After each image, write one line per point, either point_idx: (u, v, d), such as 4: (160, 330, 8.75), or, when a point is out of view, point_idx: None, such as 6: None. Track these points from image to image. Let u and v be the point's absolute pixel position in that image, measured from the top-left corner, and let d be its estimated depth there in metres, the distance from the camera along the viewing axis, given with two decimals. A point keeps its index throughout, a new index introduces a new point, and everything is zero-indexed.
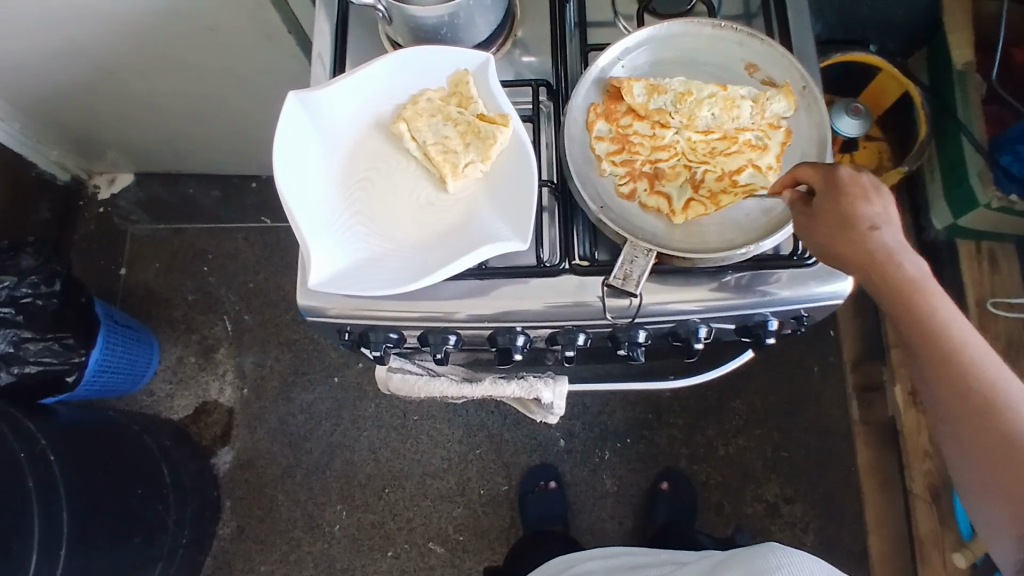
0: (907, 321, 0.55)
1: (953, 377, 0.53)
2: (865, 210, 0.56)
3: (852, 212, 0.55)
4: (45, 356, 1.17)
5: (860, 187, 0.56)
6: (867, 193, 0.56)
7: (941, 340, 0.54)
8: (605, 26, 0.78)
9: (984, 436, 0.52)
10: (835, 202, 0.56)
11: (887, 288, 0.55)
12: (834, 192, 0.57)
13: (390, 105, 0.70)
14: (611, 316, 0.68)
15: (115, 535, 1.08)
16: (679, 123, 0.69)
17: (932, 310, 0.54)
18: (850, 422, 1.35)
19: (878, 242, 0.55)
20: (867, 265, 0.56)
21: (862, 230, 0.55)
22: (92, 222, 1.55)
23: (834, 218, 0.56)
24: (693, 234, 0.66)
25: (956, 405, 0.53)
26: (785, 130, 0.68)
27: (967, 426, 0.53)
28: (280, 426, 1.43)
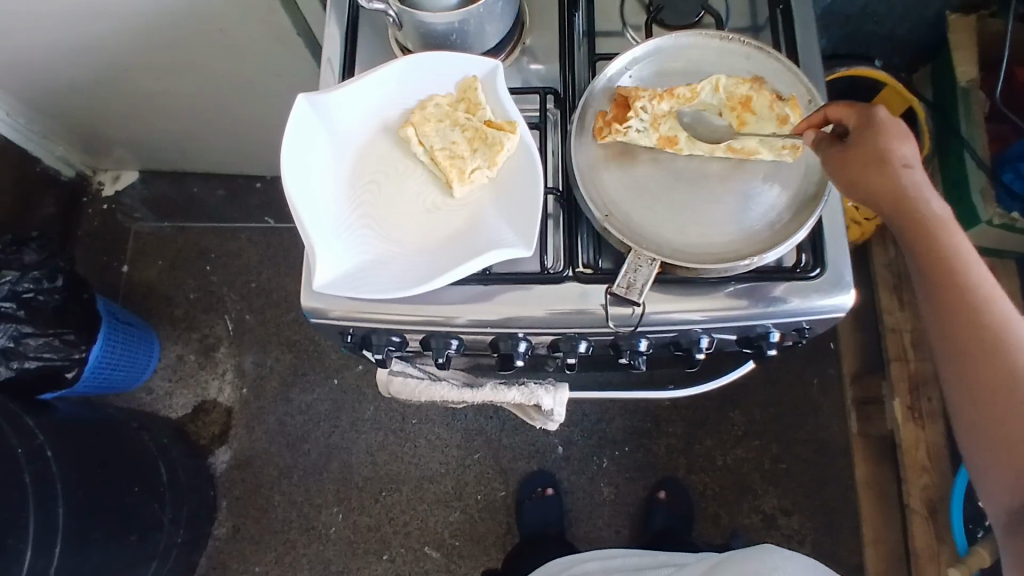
0: (927, 260, 0.57)
1: (965, 316, 0.55)
2: (897, 149, 0.58)
3: (886, 150, 0.58)
4: (45, 352, 1.17)
5: (894, 127, 0.59)
6: (901, 135, 0.59)
7: (960, 280, 0.55)
8: (613, 36, 0.78)
9: (988, 374, 0.54)
10: (870, 139, 0.59)
11: (911, 225, 0.58)
12: (871, 130, 0.59)
13: (398, 109, 0.70)
14: (614, 325, 0.68)
15: (110, 533, 1.08)
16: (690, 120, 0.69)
17: (953, 250, 0.56)
18: (849, 435, 1.35)
19: (907, 179, 0.58)
20: (894, 202, 0.58)
21: (894, 167, 0.58)
22: (95, 218, 1.55)
23: (866, 154, 0.59)
24: (698, 244, 0.66)
25: (962, 343, 0.55)
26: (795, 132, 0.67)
27: (972, 364, 0.54)
28: (278, 427, 1.43)
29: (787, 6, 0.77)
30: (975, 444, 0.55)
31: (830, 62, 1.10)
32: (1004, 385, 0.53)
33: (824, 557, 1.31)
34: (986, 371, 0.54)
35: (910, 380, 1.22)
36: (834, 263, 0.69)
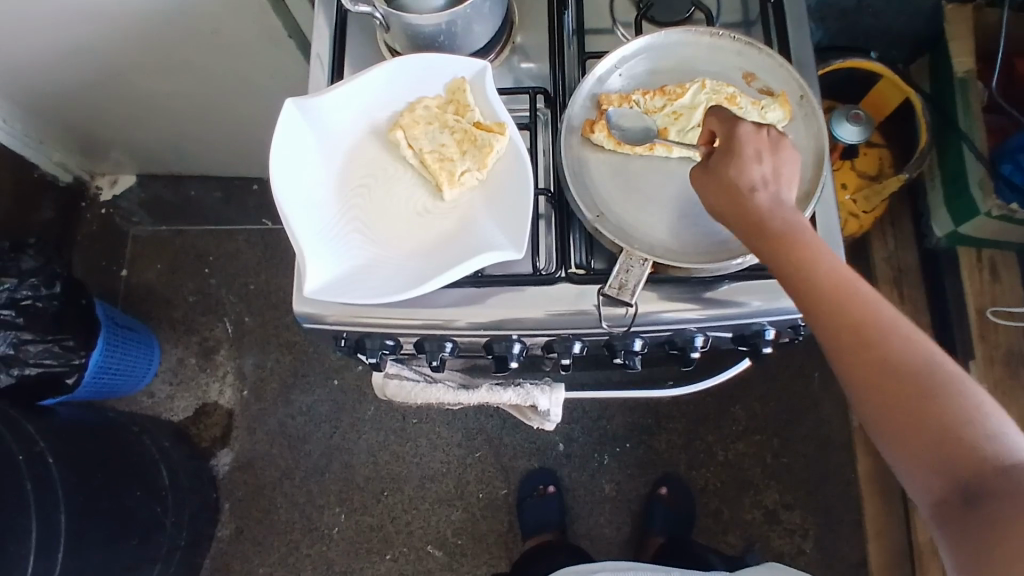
0: (782, 261, 0.53)
1: (834, 309, 0.50)
2: (747, 170, 0.57)
3: (735, 169, 0.57)
4: (46, 358, 1.17)
5: (748, 148, 0.58)
6: (755, 155, 0.58)
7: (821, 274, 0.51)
8: (603, 34, 0.78)
9: (864, 358, 0.48)
10: (723, 159, 0.58)
11: (765, 235, 0.54)
12: (725, 147, 0.59)
13: (388, 112, 0.70)
14: (608, 325, 0.68)
15: (114, 536, 1.09)
16: (678, 118, 0.68)
17: (809, 248, 0.52)
18: (850, 429, 1.35)
19: (755, 196, 0.56)
20: (744, 221, 0.56)
21: (742, 185, 0.56)
22: (94, 223, 1.55)
23: (718, 174, 0.58)
24: (689, 245, 0.66)
25: (840, 339, 0.49)
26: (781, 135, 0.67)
27: (854, 356, 0.48)
28: (279, 428, 1.43)
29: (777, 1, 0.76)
30: (890, 446, 0.47)
31: (825, 53, 1.09)
32: (897, 374, 0.47)
33: (826, 551, 1.30)
34: (871, 361, 0.47)
35: None
36: None
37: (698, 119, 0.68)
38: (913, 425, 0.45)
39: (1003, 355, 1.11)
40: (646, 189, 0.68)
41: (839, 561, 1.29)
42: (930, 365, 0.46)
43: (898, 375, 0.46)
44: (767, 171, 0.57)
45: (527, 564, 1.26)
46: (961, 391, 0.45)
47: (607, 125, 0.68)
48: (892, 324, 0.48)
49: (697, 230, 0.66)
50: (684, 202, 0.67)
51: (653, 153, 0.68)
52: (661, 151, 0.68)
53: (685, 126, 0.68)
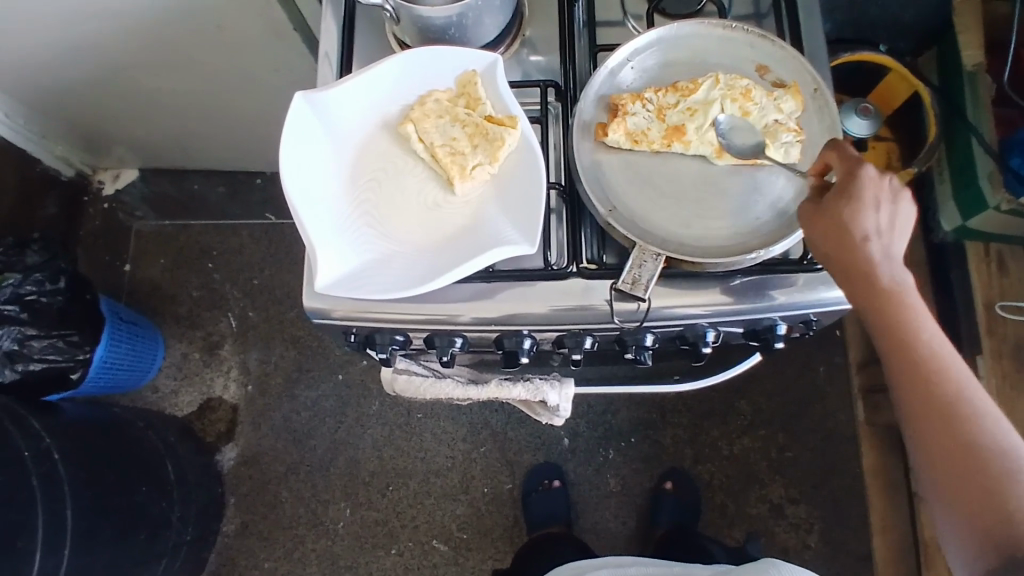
0: (877, 318, 0.57)
1: (919, 378, 0.55)
2: (863, 215, 0.57)
3: (851, 213, 0.57)
4: (50, 354, 1.17)
5: (870, 194, 0.57)
6: (872, 200, 0.57)
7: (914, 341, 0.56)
8: (614, 26, 0.77)
9: (937, 425, 0.54)
10: (839, 200, 0.58)
11: (863, 287, 0.57)
12: (844, 187, 0.58)
13: (398, 105, 0.69)
14: (619, 320, 0.68)
15: (120, 532, 1.09)
16: (694, 115, 0.67)
17: (904, 313, 0.56)
18: (856, 423, 1.35)
19: (866, 244, 0.57)
20: (851, 269, 0.57)
21: (853, 232, 0.57)
22: (97, 218, 1.55)
23: (835, 218, 0.58)
24: (703, 239, 0.65)
25: (919, 407, 0.55)
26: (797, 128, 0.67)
27: (927, 425, 0.54)
28: (284, 423, 1.43)
29: None
30: (939, 506, 0.55)
31: (834, 47, 1.09)
32: (964, 450, 0.53)
33: (831, 545, 1.30)
34: (944, 434, 0.54)
35: None
36: None
37: (715, 115, 0.67)
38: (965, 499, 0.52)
39: (1010, 349, 1.12)
40: (664, 187, 0.67)
41: (844, 555, 1.30)
42: (996, 450, 0.52)
43: (961, 448, 0.53)
44: (882, 221, 0.58)
45: (533, 558, 1.26)
46: (1019, 478, 0.51)
47: (622, 124, 0.67)
48: (971, 404, 0.54)
49: (718, 229, 0.66)
50: (700, 197, 0.67)
51: (669, 150, 0.67)
52: (677, 148, 0.67)
53: (701, 123, 0.67)
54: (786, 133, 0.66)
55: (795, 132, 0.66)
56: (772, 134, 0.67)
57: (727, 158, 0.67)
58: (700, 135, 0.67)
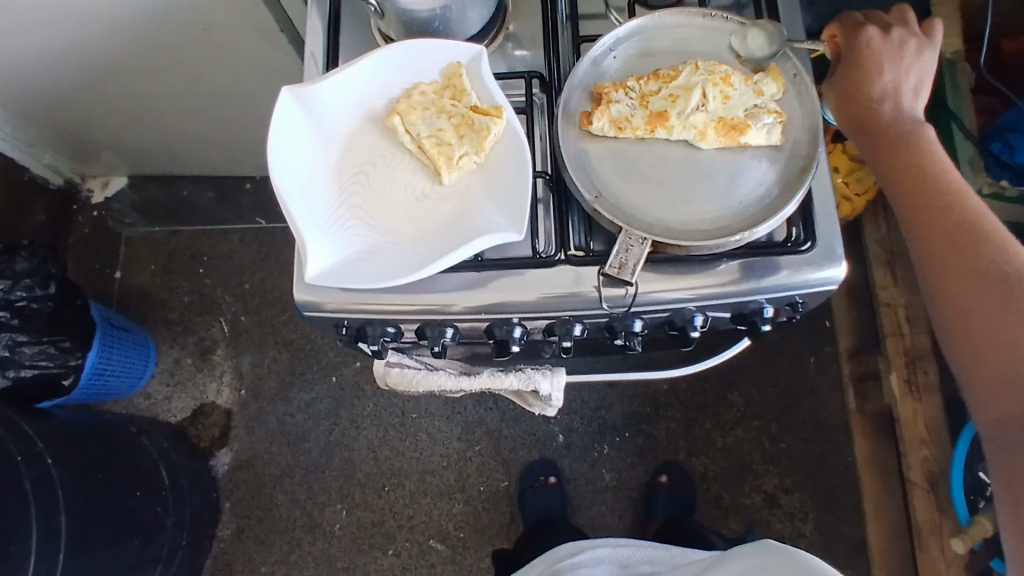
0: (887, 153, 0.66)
1: (926, 196, 0.62)
2: (874, 74, 0.68)
3: (859, 73, 0.68)
4: (42, 359, 1.16)
5: (878, 50, 0.69)
6: (880, 58, 0.68)
7: (924, 166, 0.64)
8: (596, 19, 0.78)
9: (944, 232, 0.60)
10: (848, 66, 0.69)
11: (879, 138, 0.67)
12: (851, 54, 0.69)
13: (384, 99, 0.70)
14: (608, 306, 0.68)
15: (115, 537, 1.08)
16: (674, 101, 0.68)
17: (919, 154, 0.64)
18: (847, 412, 1.36)
19: (878, 100, 0.67)
20: (864, 113, 0.68)
21: (865, 90, 0.68)
22: (86, 225, 1.54)
23: (847, 76, 0.69)
24: (688, 223, 0.66)
25: (926, 226, 0.62)
26: (778, 111, 0.68)
27: (940, 267, 0.60)
28: (279, 426, 1.43)
29: None
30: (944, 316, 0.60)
31: (815, 39, 1.10)
32: (966, 251, 0.59)
33: (827, 533, 1.31)
34: (960, 269, 0.59)
35: (906, 355, 1.21)
36: (825, 235, 0.69)
37: (696, 100, 0.68)
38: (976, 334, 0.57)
39: None
40: (651, 173, 0.68)
41: (840, 543, 1.31)
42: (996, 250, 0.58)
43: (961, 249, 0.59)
44: (894, 76, 0.68)
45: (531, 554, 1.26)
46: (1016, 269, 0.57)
47: (606, 111, 0.68)
48: (974, 221, 0.60)
49: (708, 215, 0.66)
50: (687, 180, 0.67)
51: (653, 136, 0.68)
52: (661, 134, 0.68)
53: (683, 108, 0.68)
54: (766, 116, 0.68)
55: (776, 114, 0.68)
56: (753, 117, 0.68)
57: (710, 143, 0.67)
58: (682, 121, 0.67)
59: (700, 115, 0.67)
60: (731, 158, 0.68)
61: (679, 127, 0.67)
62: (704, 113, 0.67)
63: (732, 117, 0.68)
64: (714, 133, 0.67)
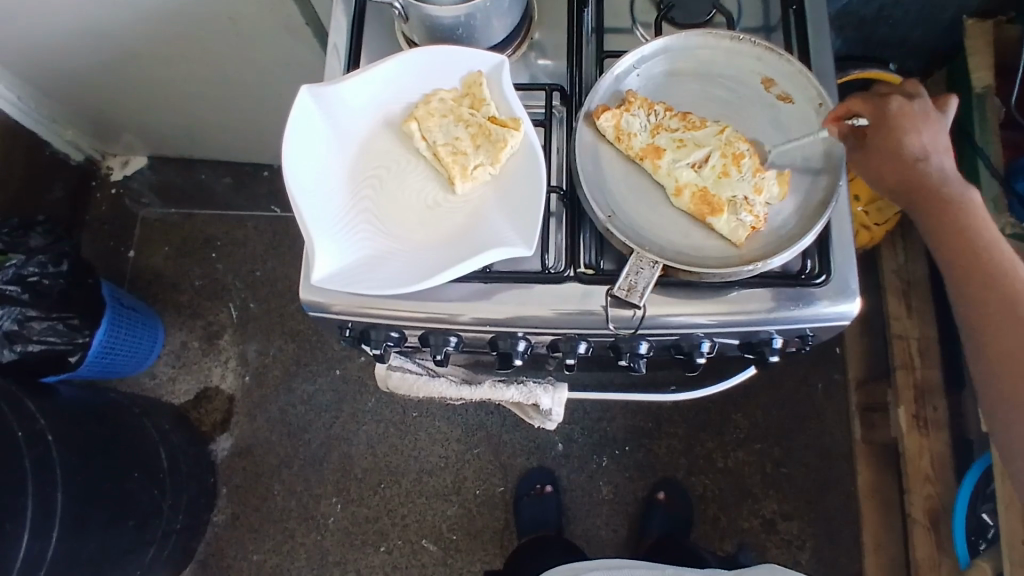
0: (940, 229, 0.66)
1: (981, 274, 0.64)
2: (912, 146, 0.64)
3: (901, 146, 0.64)
4: (49, 336, 1.17)
5: (914, 115, 0.65)
6: (915, 124, 0.65)
7: (973, 238, 0.65)
8: (622, 33, 0.77)
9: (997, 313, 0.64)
10: (881, 136, 0.65)
11: (931, 214, 0.66)
12: (884, 124, 0.65)
13: (402, 104, 0.69)
14: (614, 327, 0.68)
15: (109, 517, 1.09)
16: (675, 148, 0.67)
17: (965, 220, 0.65)
18: (851, 441, 1.34)
19: (925, 170, 0.65)
20: (912, 187, 0.65)
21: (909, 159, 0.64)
22: (103, 203, 1.55)
23: (886, 151, 0.65)
24: (700, 250, 0.65)
25: (980, 307, 0.65)
26: (758, 216, 0.65)
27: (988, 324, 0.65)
28: (280, 416, 1.43)
29: (800, 8, 0.75)
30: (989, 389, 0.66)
31: (844, 63, 1.09)
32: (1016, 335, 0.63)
33: (822, 562, 1.30)
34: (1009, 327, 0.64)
35: (915, 389, 1.19)
36: (840, 270, 0.68)
37: (695, 159, 0.66)
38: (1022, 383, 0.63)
39: None
40: (640, 199, 0.67)
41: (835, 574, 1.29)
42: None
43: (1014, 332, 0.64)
44: (931, 140, 0.65)
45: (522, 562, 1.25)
46: None
47: (617, 114, 0.67)
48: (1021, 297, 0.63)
49: (702, 251, 0.65)
50: (656, 221, 0.66)
51: (640, 164, 0.67)
52: (647, 166, 0.67)
53: (680, 158, 0.66)
54: (744, 214, 0.65)
55: (755, 219, 0.65)
56: (733, 207, 0.65)
57: (680, 203, 0.66)
58: (670, 168, 0.66)
59: (689, 172, 0.66)
60: (700, 225, 0.66)
61: (666, 175, 0.66)
62: (692, 174, 0.66)
63: (716, 194, 0.65)
64: (691, 197, 0.65)
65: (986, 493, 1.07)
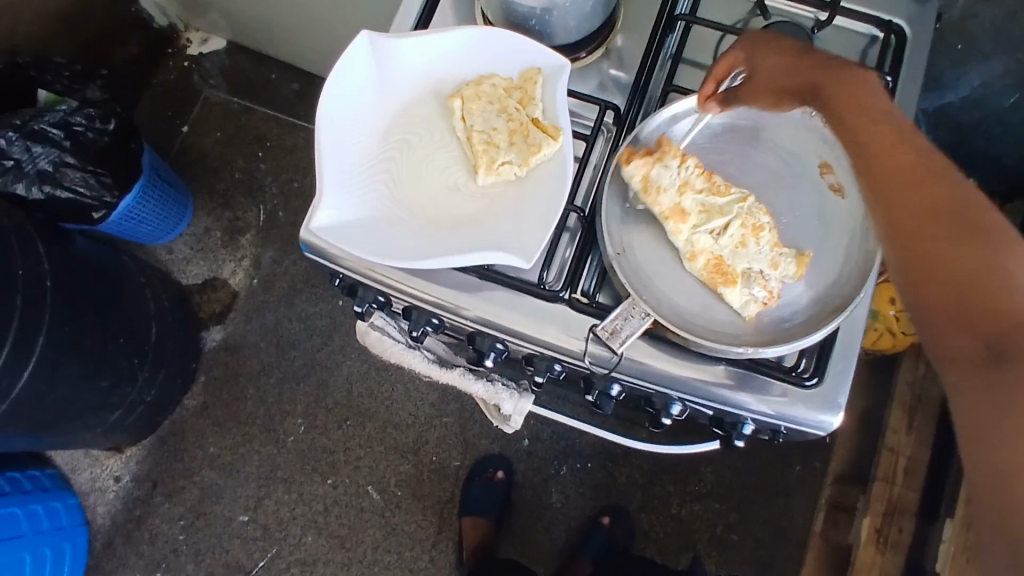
0: (840, 121, 0.55)
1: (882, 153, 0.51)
2: (782, 60, 0.61)
3: (773, 69, 0.61)
4: (79, 186, 1.20)
5: (778, 41, 0.62)
6: (777, 41, 0.62)
7: (875, 118, 0.53)
8: (699, 69, 0.74)
9: (912, 199, 0.48)
10: (759, 60, 0.62)
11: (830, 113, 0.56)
12: (754, 54, 0.63)
13: (454, 78, 0.68)
14: (590, 362, 0.66)
15: (84, 370, 1.13)
16: (698, 214, 0.64)
17: (869, 103, 0.54)
18: (809, 532, 1.31)
19: (806, 75, 0.59)
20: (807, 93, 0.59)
21: (790, 73, 0.60)
22: (173, 72, 1.57)
23: (767, 75, 0.62)
24: (697, 317, 0.63)
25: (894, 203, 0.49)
26: (772, 294, 0.62)
27: (909, 215, 0.48)
28: (274, 325, 1.46)
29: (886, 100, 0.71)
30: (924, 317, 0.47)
31: None
32: (934, 224, 0.47)
33: None
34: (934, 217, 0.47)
35: (887, 504, 1.16)
36: (834, 379, 0.65)
37: (715, 227, 0.63)
38: (940, 265, 0.46)
39: None
40: (650, 253, 0.65)
41: None
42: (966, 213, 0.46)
43: (938, 219, 0.47)
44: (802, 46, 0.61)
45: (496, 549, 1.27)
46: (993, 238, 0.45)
47: (648, 165, 0.64)
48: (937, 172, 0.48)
49: (699, 319, 0.63)
50: (662, 277, 0.64)
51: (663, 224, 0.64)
52: (668, 228, 0.64)
53: (700, 223, 0.63)
54: (756, 290, 0.62)
55: (766, 297, 0.62)
56: (747, 280, 0.63)
57: (693, 268, 0.63)
58: (689, 234, 0.63)
59: (707, 240, 0.63)
60: (707, 295, 0.64)
61: (685, 231, 0.63)
62: (710, 240, 0.63)
63: (731, 265, 0.63)
64: (704, 267, 0.63)
65: None
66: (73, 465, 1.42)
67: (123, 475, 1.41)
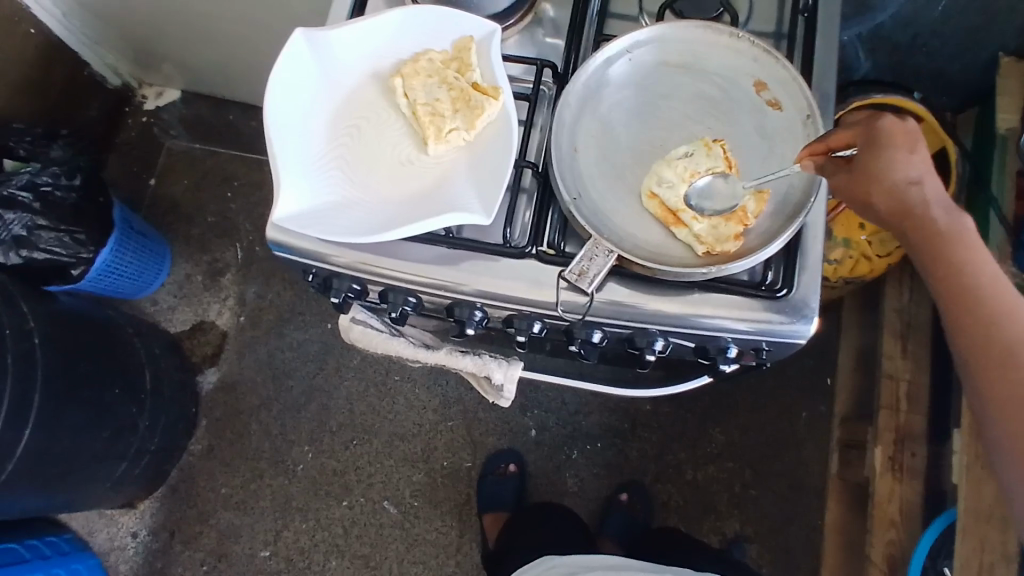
0: (927, 254, 0.58)
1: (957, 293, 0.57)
2: (895, 172, 0.59)
3: (878, 173, 0.59)
4: (55, 246, 1.21)
5: (904, 135, 0.59)
6: (908, 143, 0.59)
7: (959, 264, 0.57)
8: (627, 20, 0.77)
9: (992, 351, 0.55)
10: (874, 158, 0.59)
11: (921, 241, 0.59)
12: (870, 148, 0.59)
13: (393, 59, 0.70)
14: (563, 311, 0.67)
15: (84, 424, 1.13)
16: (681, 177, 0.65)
17: (956, 258, 0.57)
18: (826, 476, 1.31)
19: (909, 206, 0.59)
20: (887, 213, 0.60)
21: (892, 184, 0.59)
22: (133, 129, 1.59)
23: (853, 176, 0.60)
24: (662, 248, 0.65)
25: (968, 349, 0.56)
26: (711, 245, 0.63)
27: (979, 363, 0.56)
28: (267, 358, 1.47)
29: (812, 16, 0.74)
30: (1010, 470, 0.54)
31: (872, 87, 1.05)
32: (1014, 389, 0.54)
33: None
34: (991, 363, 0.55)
35: (896, 432, 1.15)
36: (804, 288, 0.66)
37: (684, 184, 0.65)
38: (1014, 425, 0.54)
39: None
40: (610, 190, 0.67)
41: None
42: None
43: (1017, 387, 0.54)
44: (922, 159, 0.59)
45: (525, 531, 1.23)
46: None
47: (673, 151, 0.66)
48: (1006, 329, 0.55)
49: (660, 257, 0.64)
50: (622, 215, 0.66)
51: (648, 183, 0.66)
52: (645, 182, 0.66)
53: (675, 181, 0.65)
54: (701, 236, 0.64)
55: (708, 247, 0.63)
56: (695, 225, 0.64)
57: (649, 207, 0.65)
58: (661, 184, 0.65)
59: (672, 191, 0.65)
60: (666, 233, 0.65)
61: (676, 181, 0.65)
62: (675, 189, 0.65)
63: (684, 210, 0.64)
64: (666, 210, 0.65)
65: (947, 548, 1.04)
66: (89, 528, 1.40)
67: (140, 530, 1.40)
